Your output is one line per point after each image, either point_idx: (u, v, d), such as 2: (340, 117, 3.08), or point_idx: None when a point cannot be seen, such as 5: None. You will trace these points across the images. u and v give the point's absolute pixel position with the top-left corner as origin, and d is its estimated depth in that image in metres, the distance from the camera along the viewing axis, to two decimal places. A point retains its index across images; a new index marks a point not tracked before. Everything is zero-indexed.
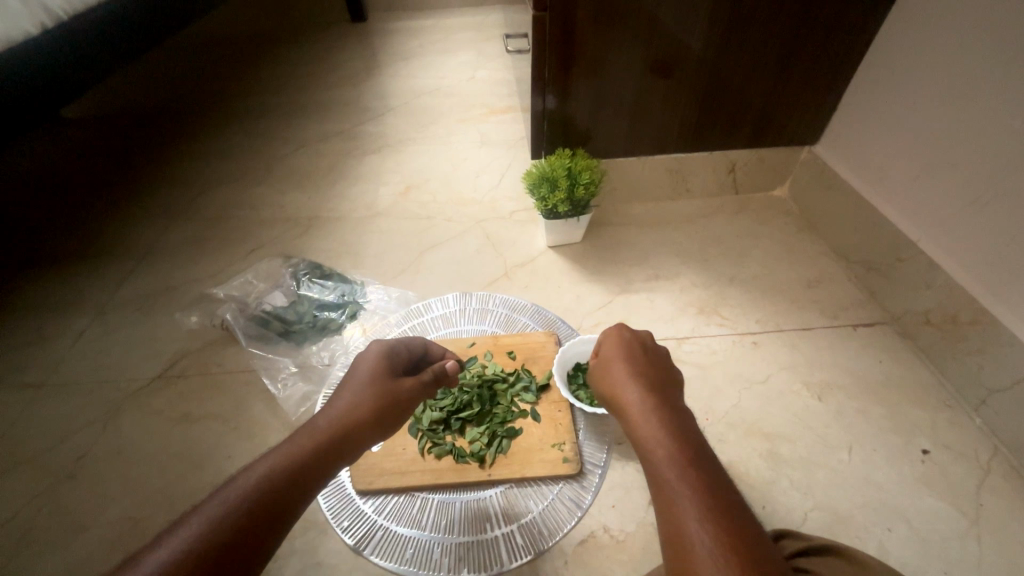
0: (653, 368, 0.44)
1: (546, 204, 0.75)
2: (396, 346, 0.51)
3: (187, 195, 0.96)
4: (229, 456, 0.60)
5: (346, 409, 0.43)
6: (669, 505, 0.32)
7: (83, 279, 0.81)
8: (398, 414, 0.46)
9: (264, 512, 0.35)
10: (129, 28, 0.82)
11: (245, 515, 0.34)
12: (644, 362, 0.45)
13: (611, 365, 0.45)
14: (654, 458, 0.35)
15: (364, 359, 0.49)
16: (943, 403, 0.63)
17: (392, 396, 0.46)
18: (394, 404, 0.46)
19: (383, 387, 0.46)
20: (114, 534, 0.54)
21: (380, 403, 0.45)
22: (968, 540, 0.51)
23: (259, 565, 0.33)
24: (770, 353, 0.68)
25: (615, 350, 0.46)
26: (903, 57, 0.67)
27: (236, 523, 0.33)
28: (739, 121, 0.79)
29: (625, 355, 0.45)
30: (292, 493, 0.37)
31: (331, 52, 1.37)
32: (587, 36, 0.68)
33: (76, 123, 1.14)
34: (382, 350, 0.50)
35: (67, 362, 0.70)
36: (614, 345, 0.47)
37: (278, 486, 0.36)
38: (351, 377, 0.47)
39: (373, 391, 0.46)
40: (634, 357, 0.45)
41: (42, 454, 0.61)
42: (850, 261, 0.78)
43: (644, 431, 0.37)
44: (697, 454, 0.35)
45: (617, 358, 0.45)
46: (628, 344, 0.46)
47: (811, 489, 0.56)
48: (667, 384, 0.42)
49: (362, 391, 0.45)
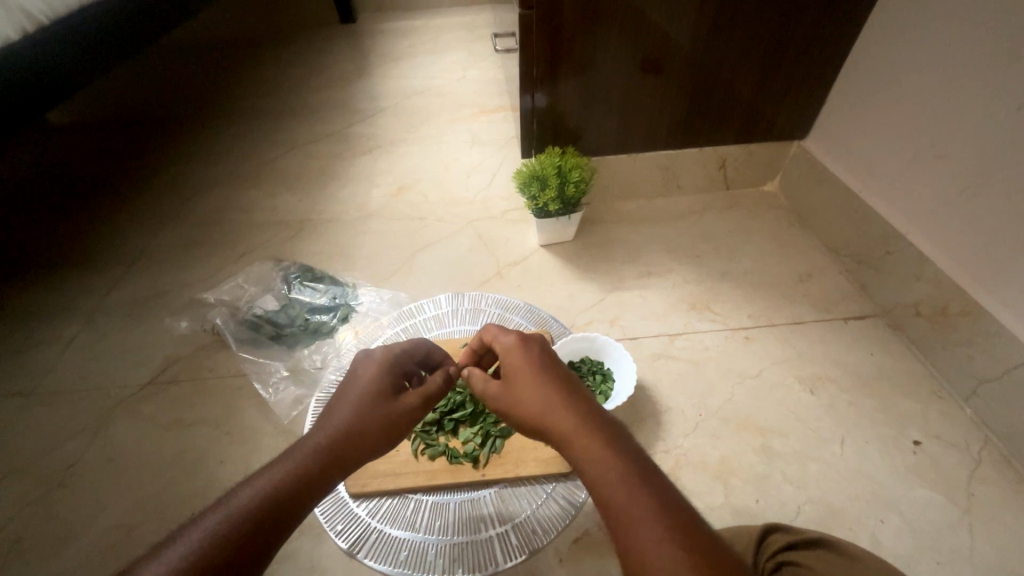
0: (550, 357, 0.41)
1: (537, 202, 0.74)
2: (402, 353, 0.48)
3: (175, 200, 0.95)
4: (221, 462, 0.59)
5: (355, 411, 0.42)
6: (623, 528, 0.29)
7: (73, 285, 0.81)
8: (402, 429, 0.43)
9: (260, 529, 0.33)
10: (115, 33, 0.81)
11: (237, 534, 0.32)
12: (544, 349, 0.42)
13: (528, 386, 0.38)
14: (625, 516, 0.29)
15: (371, 363, 0.46)
16: (933, 394, 0.63)
17: (396, 414, 0.43)
18: (395, 416, 0.43)
19: (390, 392, 0.44)
20: (105, 543, 0.54)
21: (383, 418, 0.42)
22: (960, 530, 0.52)
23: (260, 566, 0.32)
24: (762, 347, 0.68)
25: (528, 364, 0.40)
26: (887, 52, 0.67)
27: (229, 540, 0.32)
28: (728, 117, 0.79)
29: (535, 368, 0.40)
30: (290, 511, 0.35)
31: (320, 53, 1.36)
32: (574, 34, 0.67)
33: (62, 129, 1.13)
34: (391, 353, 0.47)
35: (57, 369, 0.69)
36: (525, 359, 0.40)
37: (276, 503, 0.34)
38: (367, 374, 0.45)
39: (375, 405, 0.43)
40: (546, 371, 0.39)
41: (32, 462, 0.60)
42: (840, 255, 0.79)
43: (600, 466, 0.32)
44: (662, 495, 0.30)
45: (532, 378, 0.39)
46: (540, 356, 0.41)
47: (803, 482, 0.56)
48: (575, 388, 0.38)
49: (367, 402, 0.42)
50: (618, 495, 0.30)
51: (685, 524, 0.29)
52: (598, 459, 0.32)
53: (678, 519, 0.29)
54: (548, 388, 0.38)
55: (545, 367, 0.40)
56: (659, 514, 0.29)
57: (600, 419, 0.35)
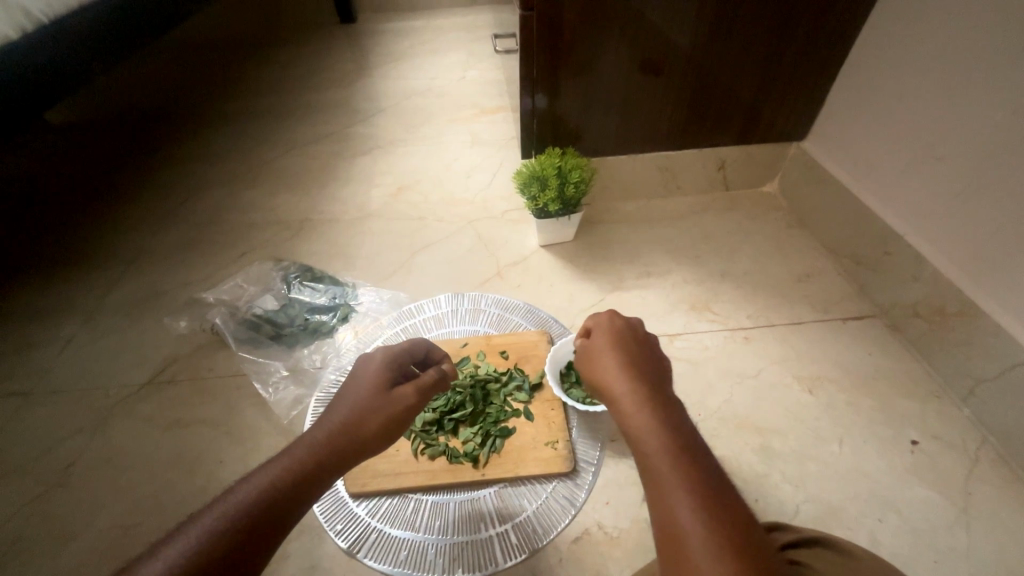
0: (641, 338, 0.42)
1: (537, 203, 0.75)
2: (401, 352, 0.48)
3: (174, 200, 0.95)
4: (221, 461, 0.59)
5: (351, 412, 0.41)
6: (660, 496, 0.30)
7: (72, 285, 0.81)
8: (399, 428, 0.43)
9: (258, 525, 0.33)
10: (114, 32, 0.81)
11: (236, 530, 0.32)
12: (634, 331, 0.43)
13: (601, 355, 0.40)
14: (665, 485, 0.30)
15: (369, 363, 0.46)
16: (931, 394, 0.63)
17: (394, 412, 0.43)
18: (393, 412, 0.42)
19: (385, 391, 0.43)
20: (104, 542, 0.54)
21: (381, 417, 0.42)
22: (958, 529, 0.52)
23: (260, 563, 0.32)
24: (761, 347, 0.68)
25: (606, 338, 0.42)
26: (886, 54, 0.68)
27: (229, 535, 0.32)
28: (727, 118, 0.80)
29: (615, 343, 0.41)
30: (288, 508, 0.35)
31: (320, 53, 1.36)
32: (574, 35, 0.68)
33: (61, 129, 1.13)
34: (387, 354, 0.47)
35: (55, 369, 0.69)
36: (607, 332, 0.42)
37: (275, 499, 0.34)
38: (360, 375, 0.45)
39: (375, 402, 0.42)
40: (624, 347, 0.40)
41: (30, 462, 0.60)
42: (839, 255, 0.79)
43: (648, 436, 0.33)
44: (707, 478, 0.31)
45: (611, 349, 0.40)
46: (625, 334, 0.42)
47: (802, 481, 0.56)
48: (649, 368, 0.39)
49: (367, 401, 0.42)
50: (661, 466, 0.31)
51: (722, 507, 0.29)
52: (647, 429, 0.33)
53: (718, 501, 0.29)
54: (620, 361, 0.39)
55: (626, 344, 0.41)
56: (700, 493, 0.30)
57: (658, 394, 0.36)
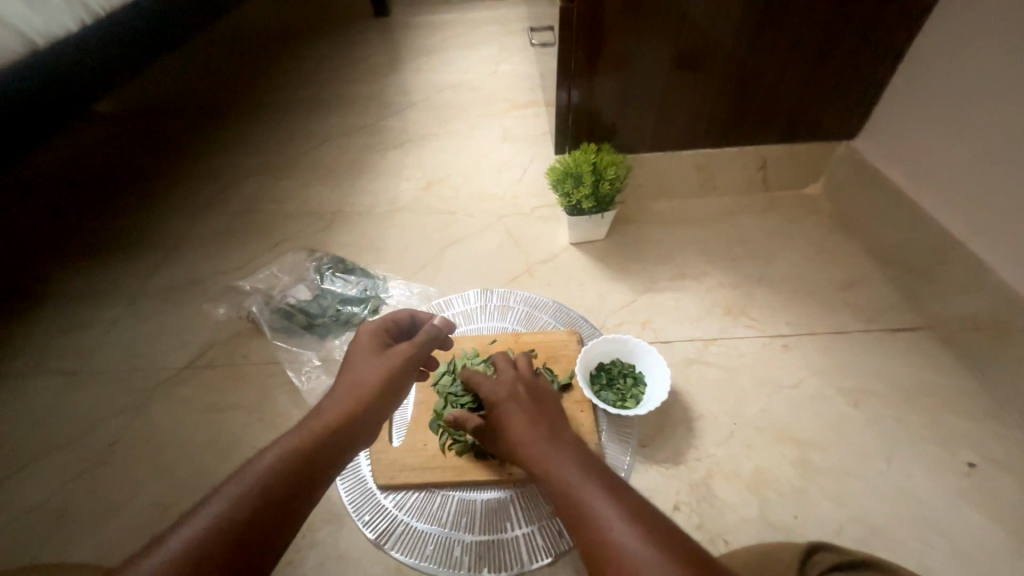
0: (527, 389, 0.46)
1: (569, 200, 0.73)
2: (385, 324, 0.51)
3: (214, 189, 0.97)
4: (255, 446, 0.61)
5: (356, 385, 0.44)
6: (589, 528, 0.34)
7: (117, 269, 0.83)
8: (400, 388, 0.46)
9: (290, 483, 0.35)
10: (161, 25, 0.83)
11: (265, 494, 0.34)
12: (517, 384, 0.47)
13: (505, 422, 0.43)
14: (590, 515, 0.34)
15: (359, 337, 0.49)
16: (987, 414, 0.60)
17: (394, 378, 0.45)
18: (392, 382, 0.45)
19: (384, 361, 0.46)
20: (144, 520, 0.55)
21: (383, 384, 0.45)
22: (1015, 559, 0.49)
23: (287, 533, 0.34)
24: (801, 356, 0.66)
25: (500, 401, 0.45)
26: (947, 53, 0.64)
27: (256, 504, 0.34)
28: (771, 117, 0.77)
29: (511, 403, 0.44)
30: (314, 469, 0.37)
31: (355, 46, 1.37)
32: (615, 30, 0.66)
33: (108, 118, 1.17)
34: (374, 328, 0.50)
35: (101, 350, 0.72)
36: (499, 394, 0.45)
37: (299, 463, 0.37)
38: (357, 350, 0.48)
39: (376, 373, 0.45)
40: (520, 404, 0.44)
41: (76, 438, 0.63)
42: (887, 262, 0.75)
43: (565, 478, 0.37)
44: (627, 501, 0.35)
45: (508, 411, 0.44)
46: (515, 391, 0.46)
47: (844, 499, 0.54)
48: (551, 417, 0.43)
49: (367, 367, 0.45)
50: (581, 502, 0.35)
51: (645, 518, 0.33)
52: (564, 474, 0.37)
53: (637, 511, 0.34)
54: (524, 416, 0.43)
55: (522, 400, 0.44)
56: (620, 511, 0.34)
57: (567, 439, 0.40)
